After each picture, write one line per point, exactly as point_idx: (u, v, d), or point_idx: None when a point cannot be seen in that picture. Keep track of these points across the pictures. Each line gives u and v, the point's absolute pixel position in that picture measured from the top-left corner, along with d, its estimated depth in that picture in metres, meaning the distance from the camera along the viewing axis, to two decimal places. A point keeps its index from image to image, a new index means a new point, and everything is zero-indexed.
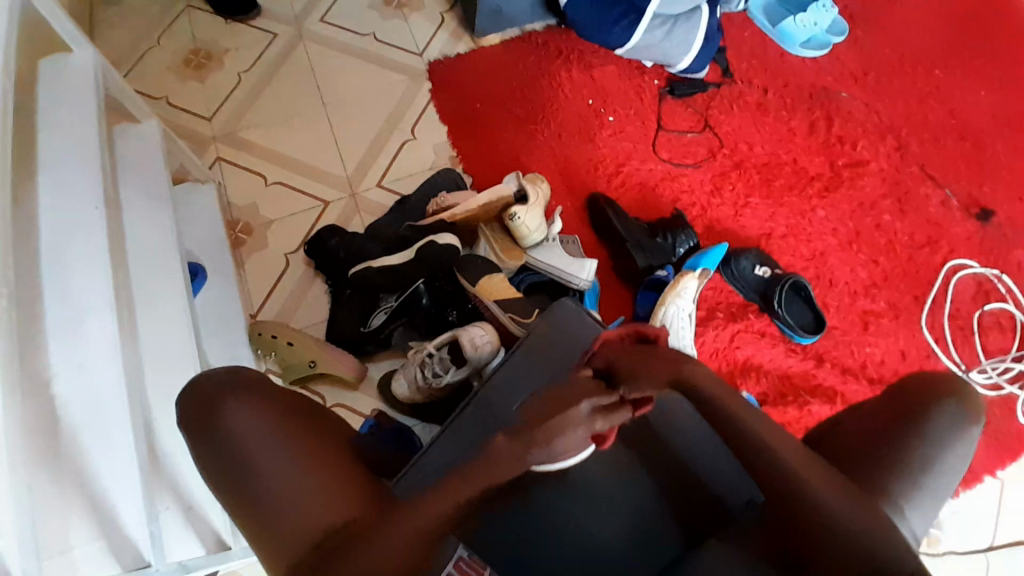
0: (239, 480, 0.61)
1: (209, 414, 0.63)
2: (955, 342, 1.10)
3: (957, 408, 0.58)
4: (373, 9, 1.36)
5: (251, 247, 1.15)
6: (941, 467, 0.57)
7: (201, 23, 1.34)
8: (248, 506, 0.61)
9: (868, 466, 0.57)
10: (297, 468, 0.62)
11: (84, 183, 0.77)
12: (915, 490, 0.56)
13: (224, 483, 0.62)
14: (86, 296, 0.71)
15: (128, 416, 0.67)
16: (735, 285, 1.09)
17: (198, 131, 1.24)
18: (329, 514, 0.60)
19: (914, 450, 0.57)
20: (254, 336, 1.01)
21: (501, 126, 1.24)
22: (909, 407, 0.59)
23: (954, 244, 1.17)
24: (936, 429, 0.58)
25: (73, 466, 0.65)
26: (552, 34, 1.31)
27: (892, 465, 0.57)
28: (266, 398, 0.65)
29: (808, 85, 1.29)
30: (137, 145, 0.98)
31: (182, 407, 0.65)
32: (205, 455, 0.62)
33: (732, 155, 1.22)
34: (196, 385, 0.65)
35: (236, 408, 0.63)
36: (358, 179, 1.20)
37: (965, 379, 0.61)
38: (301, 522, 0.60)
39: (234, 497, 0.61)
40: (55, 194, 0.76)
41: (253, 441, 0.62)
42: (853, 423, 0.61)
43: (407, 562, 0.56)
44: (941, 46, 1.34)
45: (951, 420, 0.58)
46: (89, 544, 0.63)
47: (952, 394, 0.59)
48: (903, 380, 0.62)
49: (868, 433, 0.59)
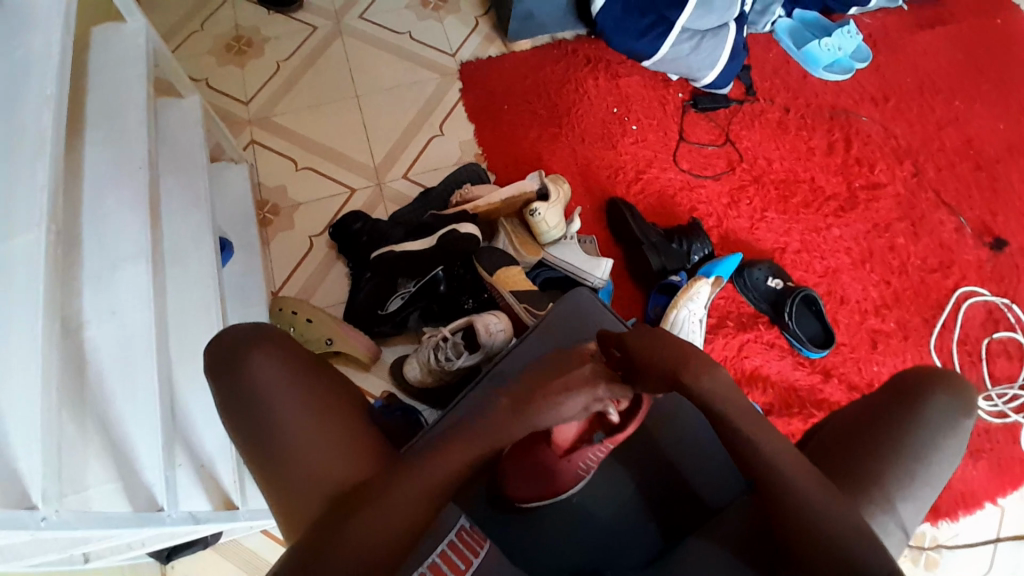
0: (255, 429, 0.63)
1: (231, 368, 0.65)
2: (962, 367, 1.11)
3: (947, 401, 0.60)
4: (411, 8, 1.41)
5: (277, 227, 1.18)
6: (933, 459, 0.58)
7: (244, 12, 1.40)
8: (262, 454, 0.63)
9: (862, 454, 0.59)
10: (311, 424, 0.63)
11: (128, 145, 0.81)
12: (906, 481, 0.58)
13: (241, 435, 0.64)
14: (124, 249, 0.75)
15: (155, 366, 0.70)
16: (746, 295, 1.11)
17: (234, 113, 1.29)
18: (340, 473, 0.62)
19: (906, 441, 0.59)
20: (275, 311, 1.05)
21: (527, 127, 1.27)
22: (901, 400, 0.61)
23: (966, 271, 1.18)
24: (926, 421, 0.59)
25: (98, 409, 0.68)
26: (581, 43, 1.35)
27: (882, 455, 0.58)
28: (287, 352, 0.66)
29: (830, 107, 1.32)
30: (178, 118, 1.02)
31: (208, 353, 0.67)
32: (225, 401, 0.64)
33: (751, 169, 1.25)
34: (224, 334, 0.67)
35: (257, 363, 0.65)
36: (384, 169, 1.24)
37: (960, 375, 0.63)
38: (311, 475, 0.62)
39: (250, 444, 0.63)
40: (102, 153, 0.80)
41: (271, 394, 0.64)
42: (844, 416, 0.62)
43: (405, 526, 0.58)
44: (963, 79, 1.36)
45: (941, 413, 0.60)
46: (104, 485, 0.65)
47: (942, 387, 0.61)
48: (896, 374, 0.64)
49: (860, 425, 0.60)
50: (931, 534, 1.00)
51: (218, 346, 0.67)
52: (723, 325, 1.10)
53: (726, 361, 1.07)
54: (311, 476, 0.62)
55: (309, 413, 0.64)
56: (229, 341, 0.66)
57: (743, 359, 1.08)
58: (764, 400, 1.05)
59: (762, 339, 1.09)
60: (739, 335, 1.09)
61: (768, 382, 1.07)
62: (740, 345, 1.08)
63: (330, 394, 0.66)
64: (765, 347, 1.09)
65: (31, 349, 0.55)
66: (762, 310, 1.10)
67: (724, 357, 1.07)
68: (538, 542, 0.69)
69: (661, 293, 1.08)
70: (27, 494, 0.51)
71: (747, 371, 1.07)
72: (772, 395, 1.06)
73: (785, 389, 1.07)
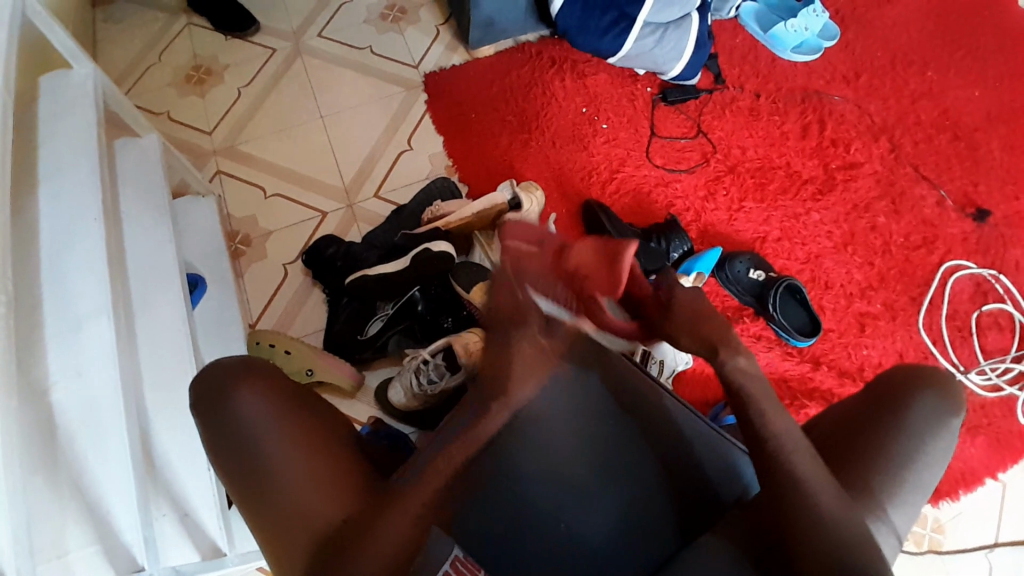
0: (243, 469, 0.61)
1: (218, 404, 0.63)
2: (953, 343, 1.09)
3: (933, 398, 0.59)
4: (370, 23, 1.38)
5: (250, 258, 1.16)
6: (923, 461, 0.57)
7: (201, 40, 1.37)
8: (250, 493, 0.61)
9: (852, 459, 0.57)
10: (300, 462, 0.61)
11: (82, 195, 0.79)
12: (897, 484, 0.56)
13: (229, 473, 0.62)
14: (82, 306, 0.72)
15: (124, 422, 0.68)
16: (729, 288, 1.09)
17: (198, 145, 1.26)
18: (329, 512, 0.60)
19: (895, 442, 0.57)
20: (252, 345, 1.02)
21: (496, 134, 1.25)
22: (886, 403, 0.59)
23: (949, 245, 1.17)
24: (914, 421, 0.58)
25: (71, 472, 0.67)
26: (545, 44, 1.33)
27: (873, 459, 0.57)
28: (272, 386, 0.64)
29: (801, 89, 1.30)
30: (137, 159, 1.00)
31: (194, 388, 0.65)
32: (212, 439, 0.62)
33: (726, 159, 1.23)
34: (209, 369, 0.65)
35: (242, 398, 0.63)
36: (355, 189, 1.22)
37: (945, 371, 0.62)
38: (299, 515, 0.59)
39: (238, 483, 0.61)
40: (56, 207, 0.78)
41: (258, 432, 0.62)
42: (830, 422, 0.61)
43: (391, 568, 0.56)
44: (933, 49, 1.35)
45: (929, 411, 0.58)
46: (85, 548, 0.65)
47: (926, 385, 0.60)
48: (879, 374, 0.62)
49: (848, 431, 0.59)
50: (933, 515, 0.99)
51: (200, 380, 0.64)
52: None
53: None
54: (298, 514, 0.59)
55: (296, 449, 0.62)
56: (213, 376, 0.64)
57: None
58: None
59: (749, 332, 1.08)
60: None
61: None
62: None
63: (317, 428, 0.64)
64: (753, 339, 1.08)
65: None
66: (747, 302, 1.08)
67: None
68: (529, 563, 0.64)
69: None
70: None
71: None
72: None
73: (775, 381, 1.05)
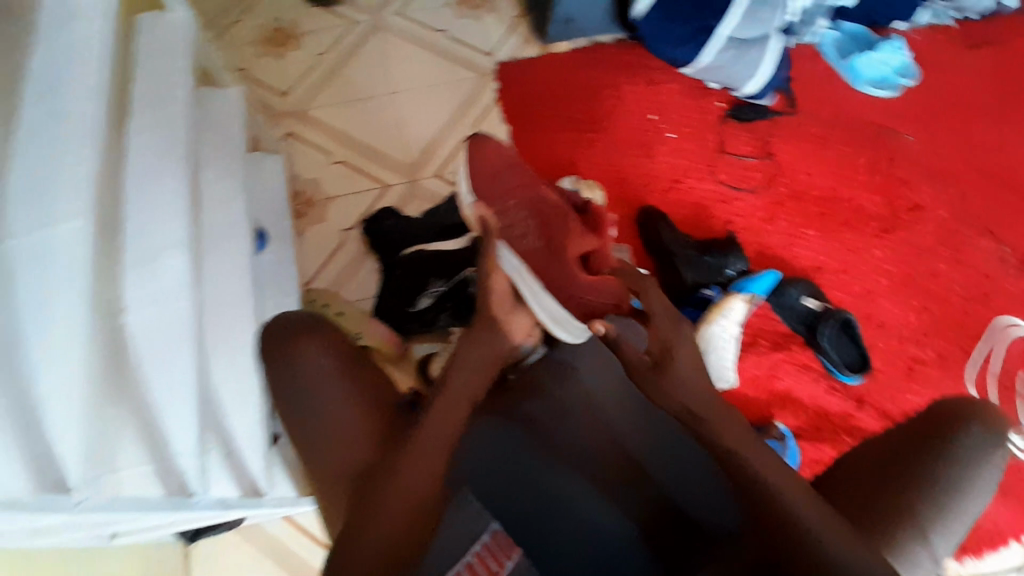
0: (295, 414, 0.63)
1: (277, 352, 0.65)
2: (1000, 401, 1.08)
3: (982, 435, 0.58)
4: (450, 6, 1.39)
5: (311, 220, 1.19)
6: (968, 493, 0.57)
7: (285, 3, 1.39)
8: (299, 438, 0.63)
9: (889, 484, 0.57)
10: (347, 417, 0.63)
11: (168, 137, 0.81)
12: (937, 514, 0.56)
13: (281, 416, 0.64)
14: (156, 242, 0.74)
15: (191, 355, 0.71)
16: (781, 315, 1.09)
17: (271, 104, 1.29)
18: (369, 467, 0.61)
19: (937, 472, 0.57)
20: (307, 302, 1.11)
21: (562, 131, 1.26)
22: (931, 433, 0.59)
23: (1009, 301, 1.14)
24: (958, 454, 0.57)
25: (134, 394, 0.69)
26: (620, 47, 1.33)
27: (913, 487, 0.57)
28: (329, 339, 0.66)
29: (874, 124, 1.29)
30: (218, 113, 1.02)
31: (256, 333, 0.67)
32: (269, 382, 0.65)
33: (789, 185, 1.22)
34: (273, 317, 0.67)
35: (299, 347, 0.64)
36: (417, 167, 1.24)
37: (997, 407, 0.61)
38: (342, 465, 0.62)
39: (290, 428, 0.64)
40: (141, 140, 0.79)
41: (314, 381, 0.64)
42: (870, 448, 0.61)
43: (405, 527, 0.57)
44: (1016, 101, 1.32)
45: (975, 447, 0.58)
46: (139, 467, 0.67)
47: (975, 420, 0.59)
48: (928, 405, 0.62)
49: (888, 457, 0.59)
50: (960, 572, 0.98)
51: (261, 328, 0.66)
52: (753, 344, 1.09)
53: (754, 381, 1.07)
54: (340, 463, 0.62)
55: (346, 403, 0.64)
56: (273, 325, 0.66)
57: (773, 380, 1.07)
58: (793, 424, 1.04)
59: (795, 361, 1.08)
60: (771, 355, 1.08)
61: (797, 405, 1.06)
62: (771, 366, 1.08)
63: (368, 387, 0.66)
64: (799, 368, 1.08)
65: (63, 344, 0.54)
66: (799, 332, 1.08)
67: (753, 377, 1.07)
68: (547, 549, 0.67)
69: (692, 307, 1.09)
70: (65, 477, 0.52)
71: (780, 394, 1.06)
72: (803, 420, 1.05)
73: (816, 415, 1.05)
